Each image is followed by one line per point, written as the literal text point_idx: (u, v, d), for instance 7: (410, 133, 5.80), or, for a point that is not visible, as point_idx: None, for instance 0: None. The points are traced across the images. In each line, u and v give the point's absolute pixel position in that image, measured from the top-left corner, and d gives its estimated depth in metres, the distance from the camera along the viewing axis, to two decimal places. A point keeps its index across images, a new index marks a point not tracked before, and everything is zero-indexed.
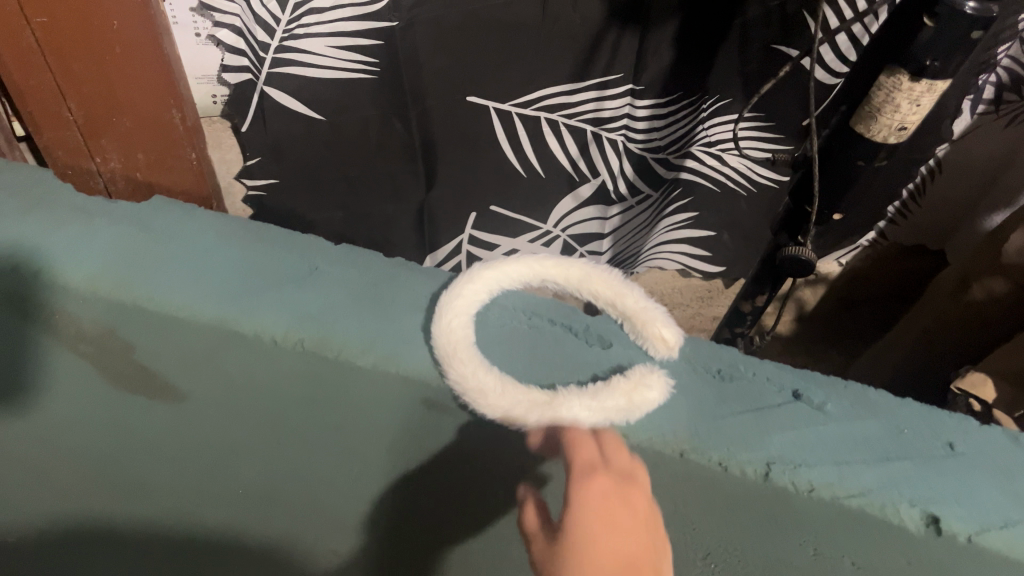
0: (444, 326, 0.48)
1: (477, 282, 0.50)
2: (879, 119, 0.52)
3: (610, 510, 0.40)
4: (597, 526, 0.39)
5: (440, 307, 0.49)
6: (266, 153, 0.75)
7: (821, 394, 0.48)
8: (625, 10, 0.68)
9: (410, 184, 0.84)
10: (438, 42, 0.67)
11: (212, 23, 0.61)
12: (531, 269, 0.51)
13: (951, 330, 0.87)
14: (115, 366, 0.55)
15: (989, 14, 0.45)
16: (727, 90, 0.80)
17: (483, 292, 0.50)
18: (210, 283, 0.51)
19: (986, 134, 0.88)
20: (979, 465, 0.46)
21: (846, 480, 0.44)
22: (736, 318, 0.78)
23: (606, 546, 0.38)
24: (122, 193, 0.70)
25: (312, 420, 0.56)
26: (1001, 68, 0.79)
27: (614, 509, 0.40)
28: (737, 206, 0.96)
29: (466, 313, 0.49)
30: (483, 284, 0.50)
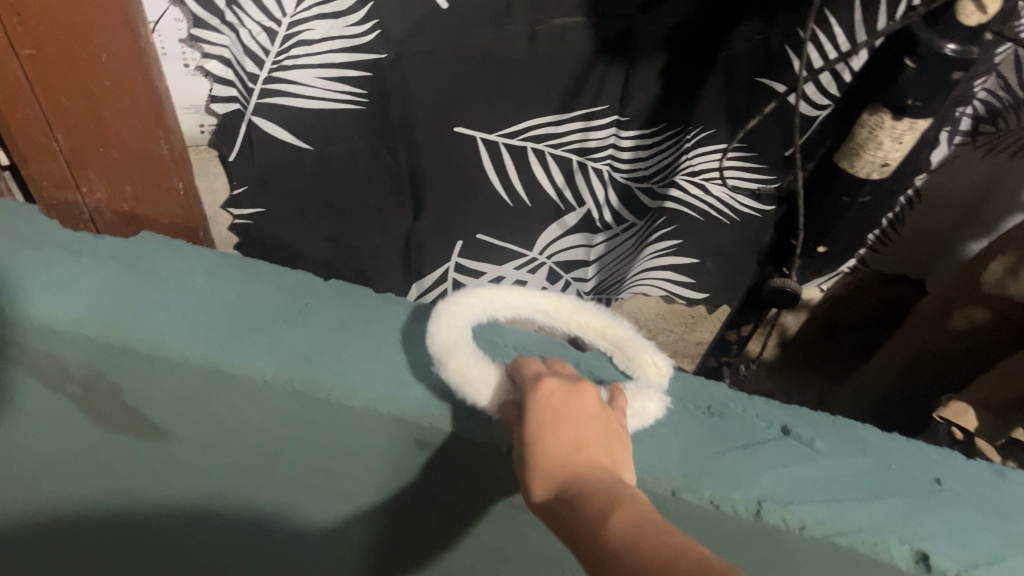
0: (442, 325, 0.47)
1: (473, 297, 0.49)
2: (862, 156, 0.53)
3: (560, 399, 0.40)
4: (550, 413, 0.39)
5: (437, 312, 0.48)
6: (253, 181, 0.75)
7: (809, 429, 0.49)
8: (613, 46, 0.69)
9: (397, 214, 0.84)
10: (427, 73, 0.68)
11: (201, 54, 0.61)
12: (523, 297, 0.49)
13: (936, 359, 0.87)
14: (99, 404, 0.54)
15: (969, 56, 0.46)
16: (712, 123, 0.81)
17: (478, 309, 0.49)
18: (199, 321, 0.50)
19: (964, 165, 0.90)
20: (967, 501, 0.47)
21: (838, 518, 0.44)
22: (722, 346, 0.78)
23: (560, 429, 0.38)
24: (109, 226, 0.71)
25: (301, 458, 0.55)
26: (977, 101, 0.81)
27: (566, 399, 0.40)
28: (722, 236, 0.97)
29: (464, 321, 0.48)
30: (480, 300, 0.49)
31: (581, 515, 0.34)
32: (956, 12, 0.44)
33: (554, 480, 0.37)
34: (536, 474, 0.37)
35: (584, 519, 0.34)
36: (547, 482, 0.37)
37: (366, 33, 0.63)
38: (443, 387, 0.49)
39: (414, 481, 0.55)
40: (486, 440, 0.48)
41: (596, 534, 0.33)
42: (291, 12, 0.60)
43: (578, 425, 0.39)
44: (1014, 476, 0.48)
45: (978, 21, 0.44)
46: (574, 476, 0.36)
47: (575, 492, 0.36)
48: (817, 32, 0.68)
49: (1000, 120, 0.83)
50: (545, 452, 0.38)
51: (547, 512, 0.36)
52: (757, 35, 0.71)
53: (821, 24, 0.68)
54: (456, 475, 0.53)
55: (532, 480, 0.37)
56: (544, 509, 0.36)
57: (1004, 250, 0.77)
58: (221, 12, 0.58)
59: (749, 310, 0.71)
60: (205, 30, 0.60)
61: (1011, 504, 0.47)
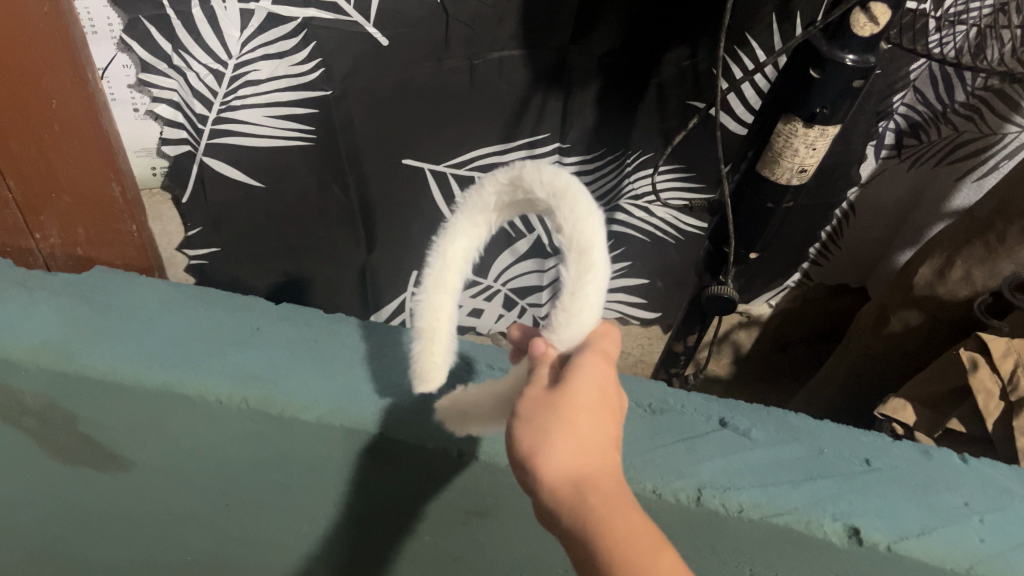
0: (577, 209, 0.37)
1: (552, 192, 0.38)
2: (781, 163, 0.56)
3: (605, 385, 0.39)
4: (592, 404, 0.37)
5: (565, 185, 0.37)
6: (207, 223, 0.76)
7: (745, 421, 0.53)
8: (548, 76, 0.72)
9: (352, 248, 0.86)
10: (371, 109, 0.70)
11: (150, 99, 0.63)
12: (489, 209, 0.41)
13: (875, 363, 0.90)
14: (58, 438, 0.56)
15: (867, 65, 0.49)
16: (649, 145, 0.83)
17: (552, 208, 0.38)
18: (155, 346, 0.52)
19: (893, 177, 0.95)
20: (893, 480, 0.51)
21: (774, 500, 0.48)
22: (671, 357, 0.81)
23: (598, 420, 0.37)
24: (61, 267, 0.68)
25: (260, 478, 0.57)
26: (898, 115, 0.86)
27: (607, 392, 0.39)
28: (668, 254, 1.00)
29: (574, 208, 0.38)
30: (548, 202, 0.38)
31: (627, 535, 0.33)
32: (851, 25, 0.47)
33: (584, 455, 0.36)
34: (568, 438, 0.36)
35: (625, 536, 0.33)
36: (576, 473, 0.35)
37: (311, 71, 0.64)
38: (394, 396, 0.52)
39: (371, 496, 0.57)
40: (437, 446, 0.50)
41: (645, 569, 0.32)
42: (236, 54, 0.61)
43: (605, 425, 0.38)
44: (939, 455, 0.53)
45: (871, 31, 0.47)
46: (611, 484, 0.35)
47: (611, 499, 0.34)
48: (736, 52, 0.72)
49: (921, 133, 0.88)
50: (582, 441, 0.36)
51: (569, 500, 0.34)
52: (685, 61, 0.73)
53: (741, 46, 0.71)
54: (410, 487, 0.55)
55: (558, 440, 0.35)
56: (566, 495, 0.34)
57: (931, 255, 0.81)
58: (167, 56, 0.60)
59: (693, 321, 0.74)
60: (154, 74, 0.61)
61: (935, 480, 0.51)
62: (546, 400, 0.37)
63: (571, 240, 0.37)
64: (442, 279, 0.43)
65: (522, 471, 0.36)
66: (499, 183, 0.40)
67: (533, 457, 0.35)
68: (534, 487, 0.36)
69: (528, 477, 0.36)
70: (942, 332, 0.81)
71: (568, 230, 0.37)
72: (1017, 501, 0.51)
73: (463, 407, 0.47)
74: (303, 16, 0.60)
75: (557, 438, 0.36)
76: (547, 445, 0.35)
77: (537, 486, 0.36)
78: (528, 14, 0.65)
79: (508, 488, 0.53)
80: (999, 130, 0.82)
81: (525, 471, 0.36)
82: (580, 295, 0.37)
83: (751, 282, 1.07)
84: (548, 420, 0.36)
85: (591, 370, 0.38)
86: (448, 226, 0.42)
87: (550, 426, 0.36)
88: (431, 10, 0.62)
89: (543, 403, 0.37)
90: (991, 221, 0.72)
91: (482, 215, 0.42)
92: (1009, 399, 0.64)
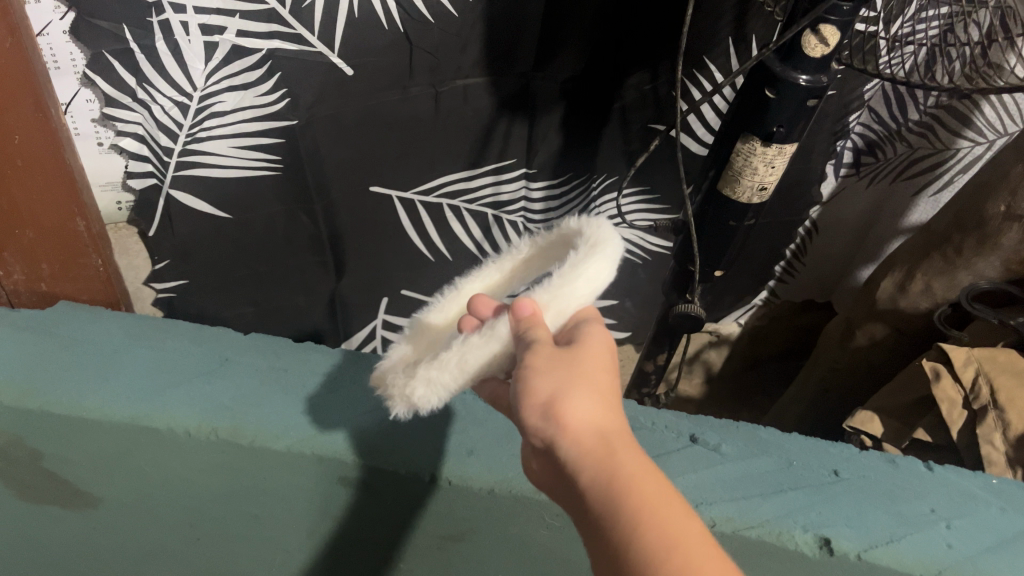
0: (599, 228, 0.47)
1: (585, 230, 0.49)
2: (741, 182, 0.58)
3: (611, 364, 0.42)
4: (606, 377, 0.40)
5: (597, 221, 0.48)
6: (175, 254, 0.74)
7: (716, 437, 0.55)
8: (512, 103, 0.73)
9: (321, 276, 0.85)
10: (338, 137, 0.70)
11: (114, 132, 0.63)
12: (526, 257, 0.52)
13: (843, 378, 0.91)
14: (21, 476, 0.55)
15: (820, 85, 0.50)
16: (613, 168, 0.85)
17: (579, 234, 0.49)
18: (120, 381, 0.52)
19: (853, 195, 0.97)
20: (861, 489, 0.53)
21: (745, 514, 0.50)
22: (642, 378, 0.82)
23: (608, 385, 0.40)
24: (25, 304, 0.68)
25: (231, 508, 0.56)
26: (855, 135, 0.88)
27: (615, 370, 0.42)
28: (636, 274, 1.01)
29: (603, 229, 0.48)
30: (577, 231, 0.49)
31: (645, 478, 0.34)
32: (802, 46, 0.48)
33: (600, 409, 0.37)
34: (586, 392, 0.38)
35: (641, 478, 0.34)
36: (597, 426, 0.36)
37: (276, 102, 0.65)
38: (364, 423, 0.52)
39: (345, 526, 0.57)
40: (409, 472, 0.50)
41: (658, 508, 0.32)
42: (202, 86, 0.62)
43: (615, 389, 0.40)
44: (904, 463, 0.55)
45: (822, 52, 0.48)
46: (629, 442, 0.36)
47: (629, 451, 0.35)
48: (695, 76, 0.73)
49: (879, 151, 0.90)
50: (602, 401, 0.38)
51: (590, 446, 0.35)
52: (645, 85, 0.74)
53: (700, 70, 0.73)
54: (380, 515, 0.55)
55: (578, 391, 0.38)
56: (587, 441, 0.35)
57: (894, 268, 0.83)
58: (132, 90, 0.60)
59: (663, 340, 0.75)
60: (118, 108, 0.61)
61: (901, 487, 0.53)
62: (565, 361, 0.40)
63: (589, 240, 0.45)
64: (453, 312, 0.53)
65: (536, 419, 0.37)
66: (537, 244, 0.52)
67: (554, 404, 0.37)
68: (550, 435, 0.37)
69: (543, 427, 0.37)
70: (907, 346, 0.82)
71: (591, 235, 0.46)
72: (981, 506, 0.53)
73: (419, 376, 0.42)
74: (268, 47, 0.60)
75: (581, 393, 0.38)
76: (569, 395, 0.37)
77: (552, 433, 0.36)
78: (490, 41, 0.67)
79: (482, 512, 0.53)
80: (951, 144, 0.84)
81: (540, 419, 0.37)
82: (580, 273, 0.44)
83: (720, 300, 1.08)
84: (570, 377, 0.39)
85: (595, 342, 0.43)
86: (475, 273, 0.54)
87: (572, 383, 0.38)
88: (395, 40, 0.63)
89: (563, 363, 0.40)
90: (948, 234, 0.74)
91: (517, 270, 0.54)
92: (972, 407, 0.65)
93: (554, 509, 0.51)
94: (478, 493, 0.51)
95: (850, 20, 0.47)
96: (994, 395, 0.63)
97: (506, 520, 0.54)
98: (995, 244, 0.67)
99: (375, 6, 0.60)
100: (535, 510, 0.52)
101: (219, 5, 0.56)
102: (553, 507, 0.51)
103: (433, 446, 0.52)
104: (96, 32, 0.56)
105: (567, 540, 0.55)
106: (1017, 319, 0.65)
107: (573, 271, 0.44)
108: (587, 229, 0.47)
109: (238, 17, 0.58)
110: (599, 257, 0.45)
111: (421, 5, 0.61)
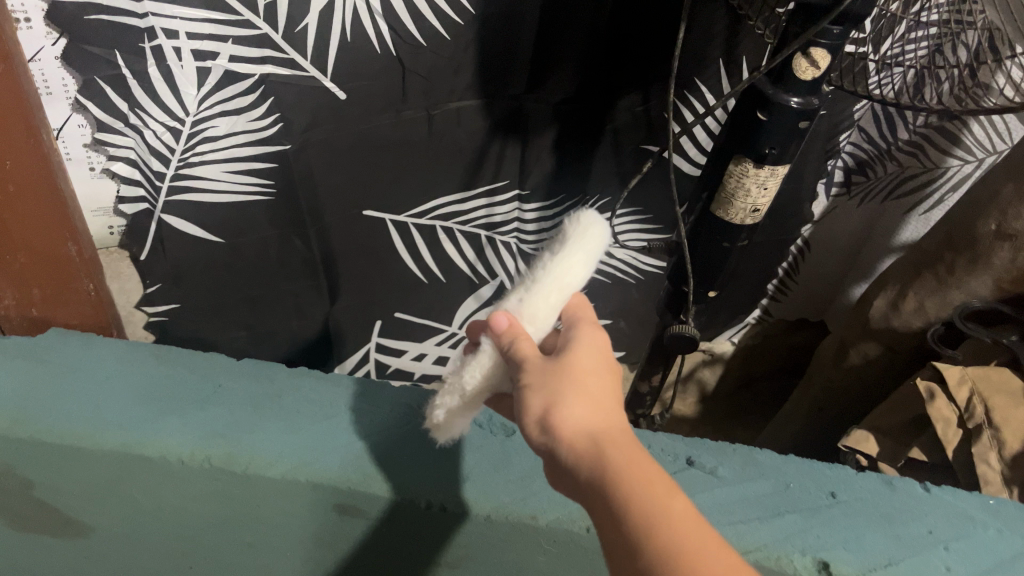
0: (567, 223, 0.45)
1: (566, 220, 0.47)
2: (734, 204, 0.58)
3: (599, 358, 0.42)
4: (599, 379, 0.40)
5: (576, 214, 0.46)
6: (167, 279, 0.74)
7: (711, 459, 0.56)
8: (505, 124, 0.73)
9: (314, 300, 0.84)
10: (331, 163, 0.70)
11: (106, 157, 0.63)
12: None
13: (837, 396, 0.91)
14: (13, 505, 0.54)
15: (811, 107, 0.50)
16: (606, 189, 0.84)
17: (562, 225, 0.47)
18: (111, 412, 0.51)
19: (844, 215, 0.98)
20: (856, 511, 0.53)
21: (743, 538, 0.50)
22: (636, 398, 0.82)
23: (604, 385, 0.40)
24: (12, 330, 0.66)
25: (225, 535, 0.56)
26: (845, 154, 0.90)
27: (606, 366, 0.42)
28: (629, 293, 1.01)
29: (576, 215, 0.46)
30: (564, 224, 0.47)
31: (639, 469, 0.34)
32: (793, 69, 0.48)
33: (592, 409, 0.37)
34: (576, 396, 0.38)
35: (633, 470, 0.34)
36: (591, 427, 0.36)
37: (270, 127, 0.65)
38: (359, 451, 0.52)
39: (338, 553, 0.56)
40: (406, 497, 0.50)
41: (649, 495, 0.33)
42: (194, 111, 0.61)
43: (610, 387, 0.40)
44: (902, 485, 0.56)
45: (812, 75, 0.48)
46: (625, 438, 0.36)
47: (623, 448, 0.35)
48: (687, 97, 0.74)
49: (869, 170, 0.91)
50: (594, 403, 0.38)
51: (584, 450, 0.36)
52: (638, 107, 0.75)
53: (692, 91, 0.73)
54: (375, 544, 0.55)
55: (567, 396, 0.38)
56: (581, 445, 0.36)
57: (886, 287, 0.83)
58: (124, 115, 0.60)
59: (658, 361, 0.75)
60: (109, 133, 0.61)
61: (896, 506, 0.54)
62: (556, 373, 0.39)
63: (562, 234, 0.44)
64: None
65: (535, 433, 0.38)
66: None
67: (548, 415, 0.37)
68: (548, 445, 0.37)
69: (542, 438, 0.37)
70: (899, 364, 0.82)
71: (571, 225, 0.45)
72: (980, 527, 0.53)
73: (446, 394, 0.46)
74: (261, 73, 0.60)
75: (572, 398, 0.38)
76: (559, 404, 0.37)
77: (550, 442, 0.37)
78: (483, 64, 0.67)
79: (478, 539, 0.53)
80: (940, 163, 0.84)
81: (537, 432, 0.38)
82: (575, 283, 0.43)
83: (713, 320, 1.08)
84: (560, 387, 0.38)
85: (587, 346, 0.42)
86: None
87: (563, 392, 0.38)
88: (388, 64, 0.63)
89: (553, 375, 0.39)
90: (940, 253, 0.74)
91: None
92: (967, 426, 0.65)
93: (551, 535, 0.51)
94: (475, 520, 0.51)
95: (841, 43, 0.47)
96: (988, 415, 0.63)
97: (502, 546, 0.53)
98: (987, 262, 0.67)
99: (367, 31, 0.60)
100: (533, 536, 0.51)
101: (212, 31, 0.56)
102: (550, 534, 0.51)
103: (428, 471, 0.51)
104: (88, 57, 0.56)
105: (564, 565, 0.54)
106: (1009, 338, 0.66)
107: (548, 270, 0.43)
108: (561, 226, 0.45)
109: (231, 43, 0.58)
110: (592, 260, 0.43)
111: (412, 30, 0.61)
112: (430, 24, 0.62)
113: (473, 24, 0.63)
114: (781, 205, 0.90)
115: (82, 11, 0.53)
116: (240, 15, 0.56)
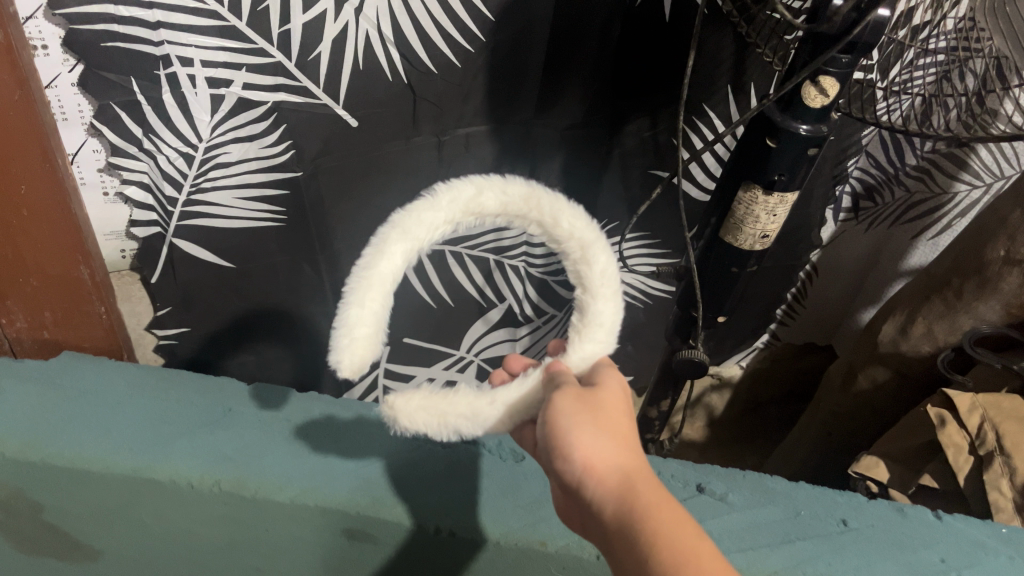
0: (600, 262, 0.47)
1: (573, 218, 0.47)
2: (743, 230, 0.58)
3: (619, 400, 0.43)
4: (625, 421, 0.42)
5: (589, 228, 0.48)
6: (177, 302, 0.73)
7: (722, 486, 0.56)
8: (514, 149, 0.74)
9: (323, 327, 0.84)
10: (341, 189, 0.71)
11: (120, 181, 0.64)
12: (483, 192, 0.47)
13: (845, 421, 0.90)
14: (20, 527, 0.54)
15: (820, 134, 0.50)
16: (615, 215, 0.84)
17: (567, 222, 0.47)
18: (121, 435, 0.52)
19: (852, 238, 0.98)
20: (868, 539, 0.53)
21: (754, 565, 0.50)
22: (645, 424, 0.81)
23: (625, 426, 0.41)
24: (27, 352, 0.70)
25: (233, 559, 0.56)
26: (854, 179, 0.90)
27: (626, 406, 0.44)
28: (636, 318, 1.01)
29: (591, 236, 0.47)
30: (573, 234, 0.47)
31: (665, 511, 0.35)
32: (803, 97, 0.49)
33: (619, 449, 0.39)
34: (605, 434, 0.39)
35: (659, 511, 0.35)
36: (620, 464, 0.38)
37: (281, 153, 0.65)
38: (369, 476, 0.52)
39: None
40: (416, 523, 0.50)
41: (675, 539, 0.34)
42: (207, 137, 0.62)
43: (630, 425, 0.42)
44: (912, 511, 0.56)
45: (822, 102, 0.48)
46: (649, 477, 0.38)
47: (649, 487, 0.37)
48: (696, 123, 0.74)
49: (877, 196, 0.91)
50: (621, 442, 0.40)
51: (615, 485, 0.37)
52: (645, 132, 0.75)
53: (700, 117, 0.74)
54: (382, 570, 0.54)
55: (595, 433, 0.39)
56: (611, 480, 0.37)
57: (895, 312, 0.83)
58: (138, 141, 0.61)
59: (666, 387, 0.75)
60: (123, 157, 0.62)
61: (909, 535, 0.54)
62: (586, 405, 0.41)
63: (604, 279, 0.48)
64: (389, 260, 0.47)
65: (562, 465, 0.39)
66: (504, 195, 0.48)
67: (575, 448, 0.39)
68: (577, 476, 0.38)
69: (569, 470, 0.39)
70: (909, 389, 0.82)
71: (601, 270, 0.48)
72: (990, 555, 0.53)
73: (439, 411, 0.46)
74: (274, 100, 0.61)
75: (600, 433, 0.39)
76: (588, 435, 0.39)
77: (578, 476, 0.38)
78: (491, 90, 0.67)
79: (487, 566, 0.53)
80: (949, 189, 0.84)
81: (566, 462, 0.39)
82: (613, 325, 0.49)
83: (722, 343, 1.08)
84: (587, 421, 0.40)
85: (614, 392, 0.45)
86: (419, 209, 0.47)
87: (593, 426, 0.40)
88: (401, 91, 0.64)
89: (583, 406, 0.41)
90: (948, 278, 0.74)
91: (464, 213, 0.48)
92: (978, 453, 0.64)
93: (561, 562, 0.51)
94: (484, 547, 0.51)
95: (850, 71, 0.47)
96: (1000, 442, 0.62)
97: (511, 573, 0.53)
98: (996, 287, 0.67)
99: (379, 58, 0.61)
100: (542, 562, 0.51)
101: (226, 59, 0.57)
102: (560, 560, 0.51)
103: (437, 497, 0.51)
104: (104, 83, 0.56)
105: None
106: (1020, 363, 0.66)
107: (603, 326, 0.49)
108: (595, 258, 0.47)
109: (245, 70, 0.58)
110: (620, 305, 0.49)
111: (424, 57, 0.62)
112: (442, 51, 0.62)
113: (484, 50, 0.64)
114: (788, 230, 0.90)
115: (97, 38, 0.53)
116: (254, 44, 0.57)
